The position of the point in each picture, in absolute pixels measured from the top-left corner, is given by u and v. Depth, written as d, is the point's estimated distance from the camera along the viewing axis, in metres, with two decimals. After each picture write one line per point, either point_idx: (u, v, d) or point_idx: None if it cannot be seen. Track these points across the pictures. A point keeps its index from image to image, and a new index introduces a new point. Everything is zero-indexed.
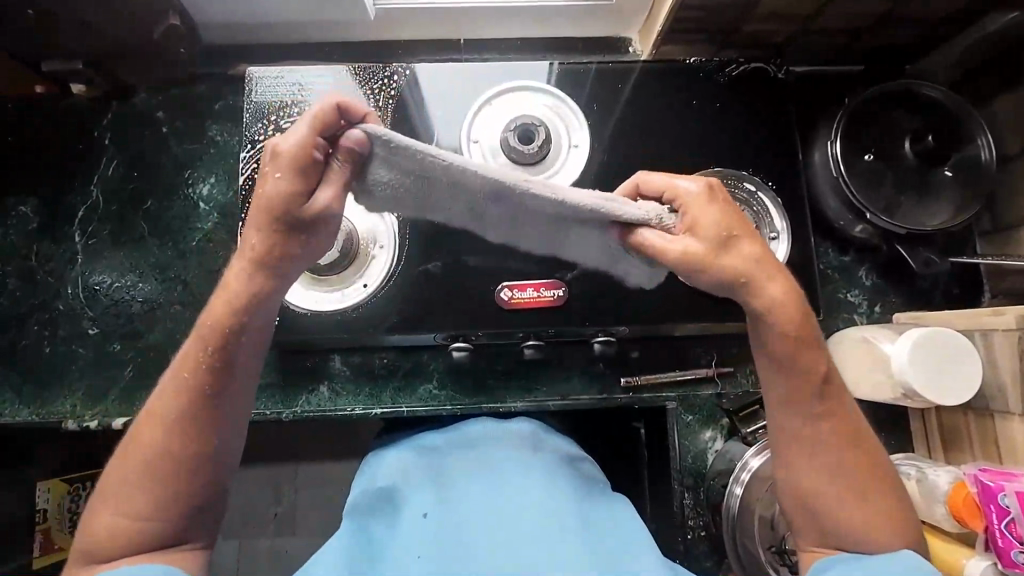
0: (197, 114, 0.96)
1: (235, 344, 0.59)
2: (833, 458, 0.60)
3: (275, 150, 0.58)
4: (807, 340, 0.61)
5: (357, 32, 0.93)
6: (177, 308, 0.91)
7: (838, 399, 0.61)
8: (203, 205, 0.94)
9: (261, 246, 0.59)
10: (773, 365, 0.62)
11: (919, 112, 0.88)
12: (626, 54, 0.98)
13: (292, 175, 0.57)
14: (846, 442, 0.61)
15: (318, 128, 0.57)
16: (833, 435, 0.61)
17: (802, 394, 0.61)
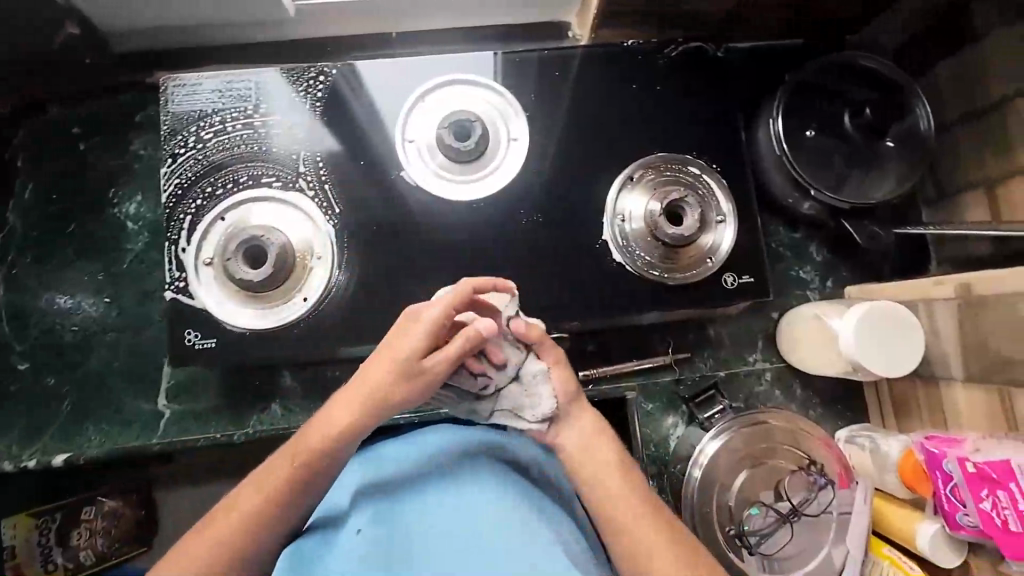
0: (117, 128, 0.90)
1: (326, 465, 0.67)
2: (658, 555, 0.63)
3: (411, 316, 0.70)
4: (622, 465, 0.70)
5: (282, 30, 0.88)
6: (113, 334, 0.86)
7: (645, 500, 0.67)
8: (131, 224, 0.89)
9: (374, 392, 0.67)
10: (574, 469, 0.70)
11: (860, 84, 0.87)
12: (566, 39, 0.95)
13: (443, 335, 0.68)
14: (667, 538, 0.64)
15: (455, 303, 0.69)
16: (655, 531, 0.65)
17: (616, 496, 0.67)
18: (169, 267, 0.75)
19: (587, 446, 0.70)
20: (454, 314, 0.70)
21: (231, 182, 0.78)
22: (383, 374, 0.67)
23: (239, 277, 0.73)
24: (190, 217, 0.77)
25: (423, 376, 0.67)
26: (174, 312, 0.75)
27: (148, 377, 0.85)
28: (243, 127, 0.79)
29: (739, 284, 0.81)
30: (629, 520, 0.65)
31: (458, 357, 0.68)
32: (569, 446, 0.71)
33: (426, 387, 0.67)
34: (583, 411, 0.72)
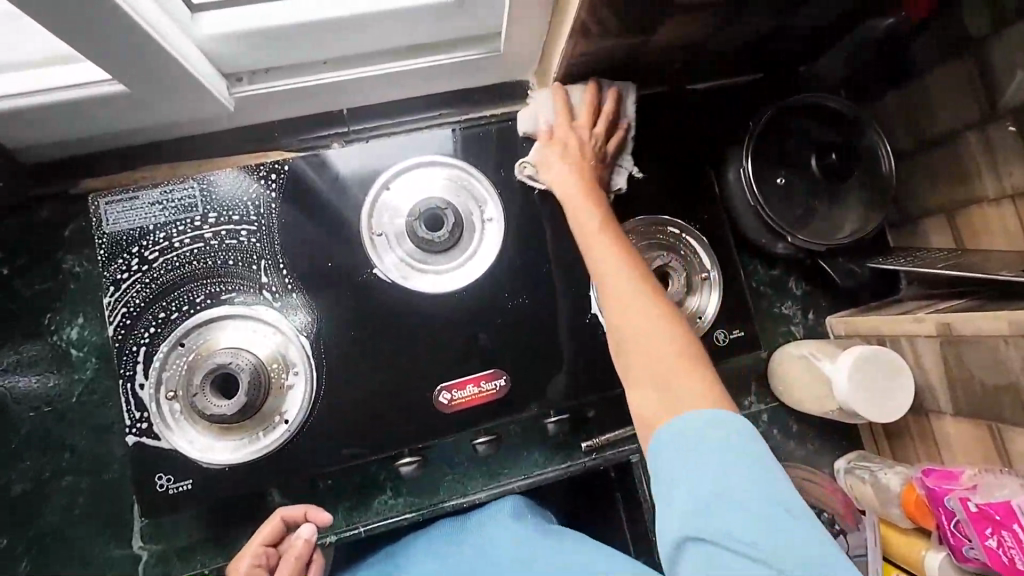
0: (45, 248, 0.81)
1: None
2: (651, 338, 0.59)
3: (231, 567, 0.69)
4: (603, 234, 0.68)
5: (221, 123, 0.81)
6: (70, 479, 0.77)
7: (641, 283, 0.63)
8: (76, 351, 0.80)
9: None
10: (575, 220, 0.71)
11: (821, 123, 0.89)
12: (526, 99, 0.92)
13: (255, 570, 0.69)
14: (663, 328, 0.59)
15: (264, 539, 0.71)
16: (653, 319, 0.60)
17: (618, 294, 0.63)
18: (127, 408, 0.68)
19: (597, 246, 0.67)
20: (269, 549, 0.71)
21: (187, 304, 0.71)
22: None
23: (210, 411, 0.67)
24: (144, 348, 0.69)
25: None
26: (140, 458, 0.68)
27: (118, 521, 0.77)
28: (192, 241, 0.72)
29: (731, 340, 0.80)
30: (597, 260, 0.67)
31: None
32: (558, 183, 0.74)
33: None
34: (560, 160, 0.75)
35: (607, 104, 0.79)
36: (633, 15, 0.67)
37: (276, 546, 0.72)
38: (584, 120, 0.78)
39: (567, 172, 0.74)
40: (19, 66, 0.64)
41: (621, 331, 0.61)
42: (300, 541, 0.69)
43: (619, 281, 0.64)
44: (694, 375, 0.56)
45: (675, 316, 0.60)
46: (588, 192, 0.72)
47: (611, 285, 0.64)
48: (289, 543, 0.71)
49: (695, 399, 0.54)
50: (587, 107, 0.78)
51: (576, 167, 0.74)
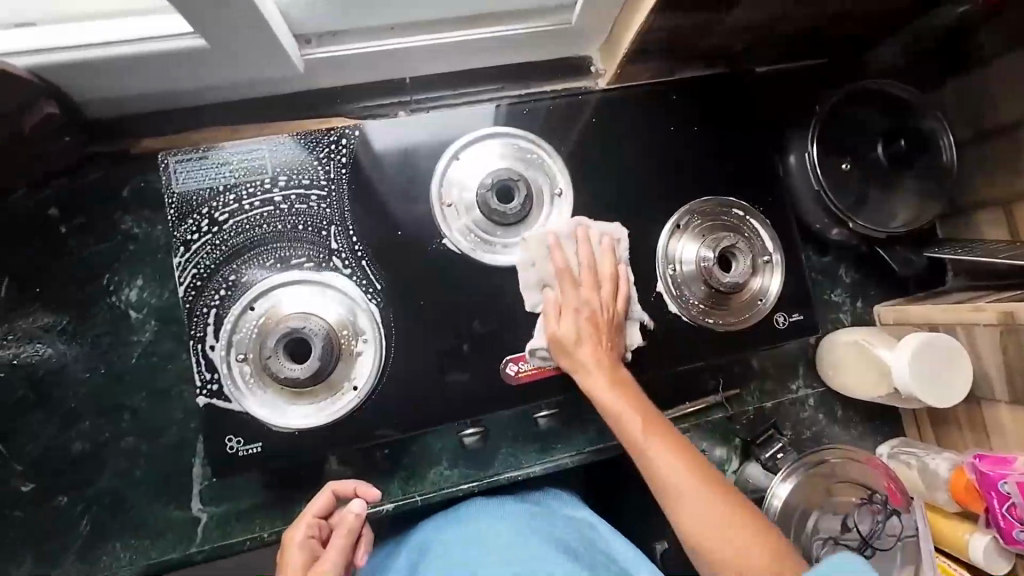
0: (102, 206, 0.79)
1: None
2: (719, 552, 0.60)
3: (287, 534, 0.71)
4: (651, 426, 0.67)
5: (286, 85, 0.79)
6: (130, 440, 0.77)
7: (690, 469, 0.64)
8: (135, 313, 0.79)
9: None
10: (618, 427, 0.68)
11: (884, 111, 0.88)
12: (588, 75, 0.92)
13: (308, 543, 0.71)
14: (716, 508, 0.61)
15: (317, 512, 0.73)
16: (714, 511, 0.61)
17: (660, 478, 0.64)
18: (197, 368, 0.68)
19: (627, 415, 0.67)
20: (321, 521, 0.73)
21: (258, 267, 0.70)
22: None
23: (283, 375, 0.67)
24: (215, 310, 0.69)
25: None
26: (210, 419, 0.68)
27: (177, 482, 0.77)
28: (262, 204, 0.71)
29: (790, 323, 0.81)
30: (650, 457, 0.65)
31: (338, 554, 0.69)
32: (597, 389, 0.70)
33: None
34: (595, 345, 0.71)
35: (605, 259, 0.76)
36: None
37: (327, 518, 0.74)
38: (587, 280, 0.73)
39: (597, 353, 0.70)
40: (99, 18, 0.62)
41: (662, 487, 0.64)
42: (351, 515, 0.70)
43: (678, 474, 0.64)
44: (738, 513, 0.61)
45: (707, 471, 0.64)
46: (610, 354, 0.71)
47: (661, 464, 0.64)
48: (339, 516, 0.73)
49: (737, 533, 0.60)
50: (591, 273, 0.74)
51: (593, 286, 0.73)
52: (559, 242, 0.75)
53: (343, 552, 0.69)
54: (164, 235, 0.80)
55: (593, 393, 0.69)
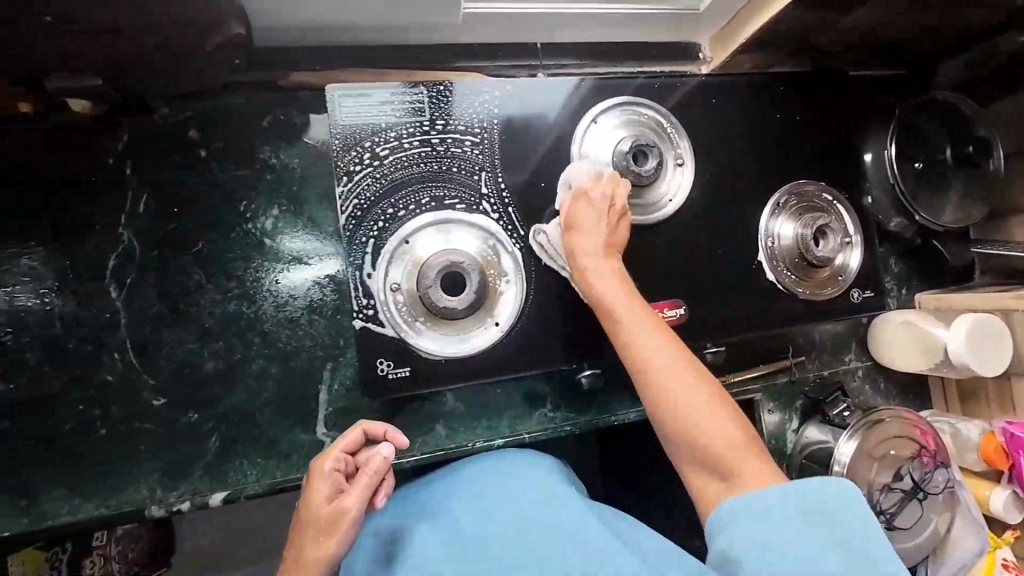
0: (243, 134, 0.81)
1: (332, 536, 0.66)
2: (698, 421, 0.62)
3: (313, 463, 0.70)
4: (636, 300, 0.69)
5: (433, 35, 0.83)
6: (260, 363, 0.80)
7: (685, 362, 0.65)
8: (269, 240, 0.81)
9: (302, 529, 0.67)
10: (599, 292, 0.70)
11: (953, 120, 0.99)
12: (696, 60, 0.99)
13: (334, 475, 0.69)
14: (704, 400, 0.63)
15: (347, 447, 0.71)
16: (695, 385, 0.64)
17: (658, 374, 0.64)
18: (356, 294, 0.72)
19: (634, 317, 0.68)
20: (349, 457, 0.71)
21: (415, 203, 0.74)
22: (304, 523, 0.67)
23: (440, 305, 0.72)
24: (373, 240, 0.73)
25: (335, 517, 0.66)
26: (365, 342, 0.72)
27: (303, 407, 0.81)
28: (419, 143, 0.75)
29: (863, 299, 0.92)
30: (639, 340, 0.66)
31: (363, 492, 0.67)
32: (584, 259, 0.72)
33: (341, 529, 0.66)
34: (594, 218, 0.73)
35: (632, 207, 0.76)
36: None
37: (357, 454, 0.72)
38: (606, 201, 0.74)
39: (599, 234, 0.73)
40: None
41: (667, 412, 0.64)
42: (378, 457, 0.69)
43: (659, 344, 0.65)
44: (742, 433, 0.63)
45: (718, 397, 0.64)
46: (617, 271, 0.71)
47: (651, 359, 0.65)
48: (368, 456, 0.71)
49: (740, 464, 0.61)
50: (610, 206, 0.74)
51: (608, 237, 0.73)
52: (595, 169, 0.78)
53: (367, 493, 0.67)
54: (301, 168, 0.82)
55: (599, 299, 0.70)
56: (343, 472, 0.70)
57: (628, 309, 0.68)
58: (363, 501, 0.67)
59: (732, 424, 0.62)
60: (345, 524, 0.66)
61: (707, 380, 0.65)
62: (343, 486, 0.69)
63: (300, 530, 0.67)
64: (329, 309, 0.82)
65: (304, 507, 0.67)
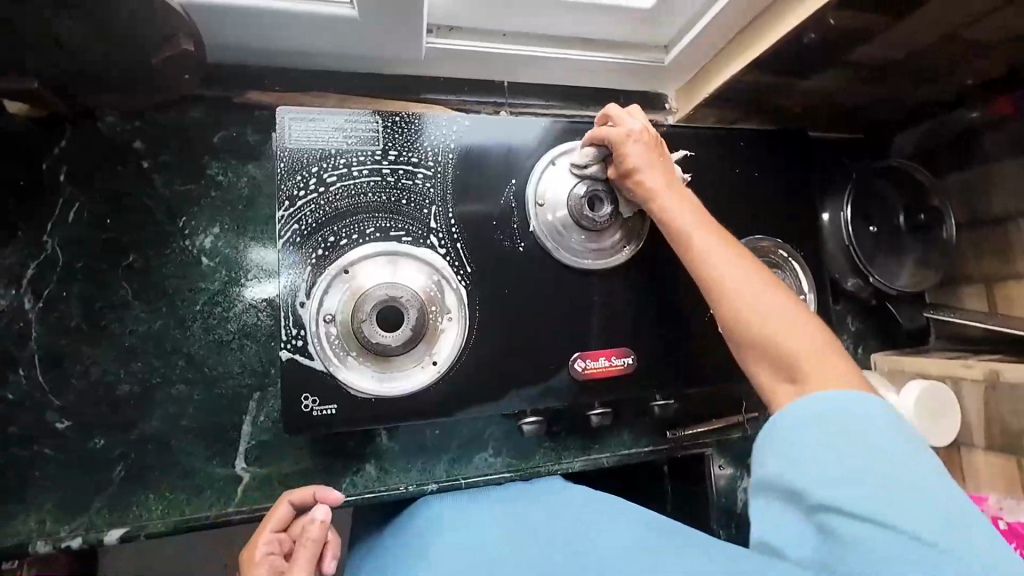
0: (190, 148, 0.78)
1: None
2: (777, 326, 0.62)
3: (245, 556, 0.65)
4: (703, 216, 0.73)
5: (399, 66, 0.83)
6: (182, 388, 0.75)
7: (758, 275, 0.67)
8: (207, 260, 0.78)
9: None
10: (666, 209, 0.73)
11: (906, 187, 1.02)
12: (662, 110, 1.01)
13: (269, 559, 0.65)
14: (779, 306, 0.64)
15: (277, 524, 0.68)
16: (767, 298, 0.65)
17: (716, 279, 0.67)
18: (285, 323, 0.68)
19: (688, 219, 0.72)
20: (282, 534, 0.67)
21: (358, 233, 0.72)
22: None
23: (373, 340, 0.69)
24: (310, 268, 0.70)
25: None
26: (290, 376, 0.68)
27: (225, 437, 0.76)
28: (369, 173, 0.73)
29: None
30: (701, 249, 0.70)
31: (303, 568, 0.63)
32: (653, 173, 0.75)
33: None
34: (639, 135, 0.76)
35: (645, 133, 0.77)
36: (803, 50, 0.78)
37: (290, 530, 0.69)
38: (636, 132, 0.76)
39: (646, 154, 0.75)
40: None
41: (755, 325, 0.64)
42: (313, 523, 0.65)
43: (723, 257, 0.68)
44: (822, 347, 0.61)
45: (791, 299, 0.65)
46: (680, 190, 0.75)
47: (710, 268, 0.68)
48: (302, 524, 0.67)
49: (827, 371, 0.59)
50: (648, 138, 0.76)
51: (654, 159, 0.75)
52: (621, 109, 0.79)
53: (309, 565, 0.63)
54: (249, 187, 0.80)
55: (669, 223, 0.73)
56: (280, 553, 0.66)
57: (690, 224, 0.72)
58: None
59: (811, 333, 0.62)
60: None
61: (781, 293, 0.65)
62: (283, 567, 0.65)
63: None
64: (264, 335, 0.78)
65: None
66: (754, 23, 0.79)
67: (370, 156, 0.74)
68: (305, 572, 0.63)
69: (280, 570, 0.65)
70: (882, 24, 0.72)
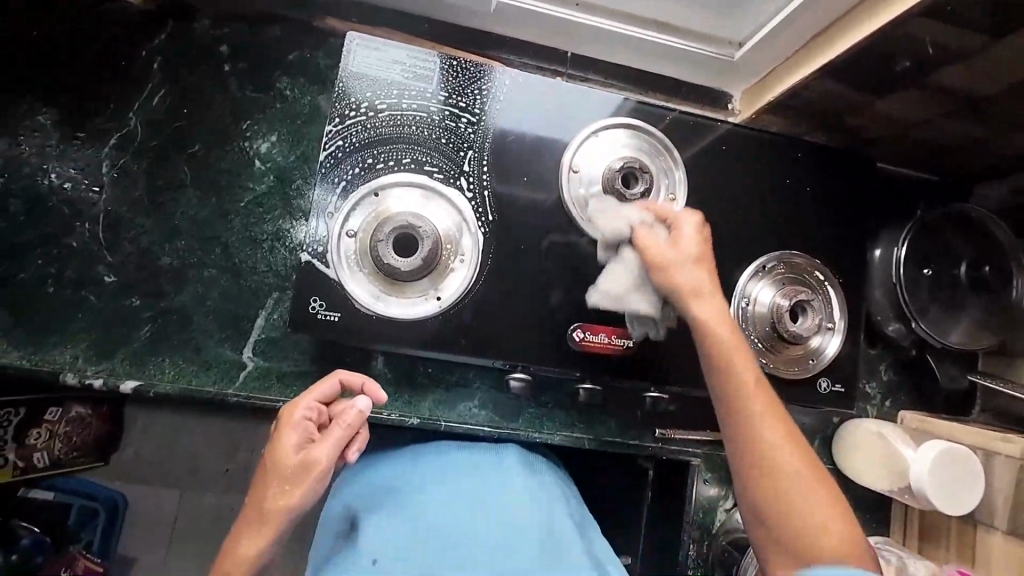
0: (266, 61, 0.85)
1: (298, 478, 0.65)
2: (807, 502, 0.64)
3: (285, 412, 0.69)
4: (747, 356, 0.71)
5: (470, 17, 0.86)
6: (212, 272, 0.82)
7: (790, 431, 0.68)
8: (259, 163, 0.84)
9: (270, 469, 0.66)
10: (725, 376, 0.70)
11: (978, 238, 0.93)
12: (724, 110, 0.98)
13: (303, 425, 0.68)
14: (804, 467, 0.65)
15: (321, 397, 0.72)
16: (794, 456, 0.66)
17: (765, 434, 0.67)
18: (311, 229, 0.73)
19: (744, 393, 0.68)
20: (322, 407, 0.72)
21: (394, 161, 0.76)
22: (270, 470, 0.66)
23: (385, 261, 0.72)
24: (345, 183, 0.75)
25: (303, 465, 0.66)
26: (304, 278, 0.73)
27: (238, 325, 0.82)
28: (417, 108, 0.77)
29: (830, 391, 0.86)
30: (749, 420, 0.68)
31: (335, 442, 0.68)
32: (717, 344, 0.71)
33: (316, 478, 0.66)
34: (692, 246, 0.75)
35: (687, 245, 0.75)
36: (878, 62, 0.74)
37: (327, 406, 0.73)
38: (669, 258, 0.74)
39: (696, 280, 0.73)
40: None
41: (770, 485, 0.65)
42: (354, 410, 0.70)
43: (766, 411, 0.68)
44: (838, 514, 0.64)
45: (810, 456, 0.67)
46: (734, 328, 0.72)
47: (762, 431, 0.67)
48: (342, 407, 0.72)
49: (817, 514, 0.64)
50: (706, 281, 0.74)
51: (720, 312, 0.73)
52: (668, 224, 0.77)
53: (339, 444, 0.68)
54: (310, 106, 0.86)
55: (720, 362, 0.70)
56: (311, 424, 0.70)
57: (743, 379, 0.69)
58: (335, 452, 0.67)
59: (822, 501, 0.64)
60: (314, 474, 0.66)
61: (806, 452, 0.67)
62: (310, 436, 0.69)
63: (263, 478, 0.66)
64: (293, 241, 0.84)
65: (280, 452, 0.66)
66: (837, 23, 0.76)
67: (422, 94, 0.77)
68: (334, 448, 0.67)
69: (308, 438, 0.69)
70: (972, 44, 0.67)
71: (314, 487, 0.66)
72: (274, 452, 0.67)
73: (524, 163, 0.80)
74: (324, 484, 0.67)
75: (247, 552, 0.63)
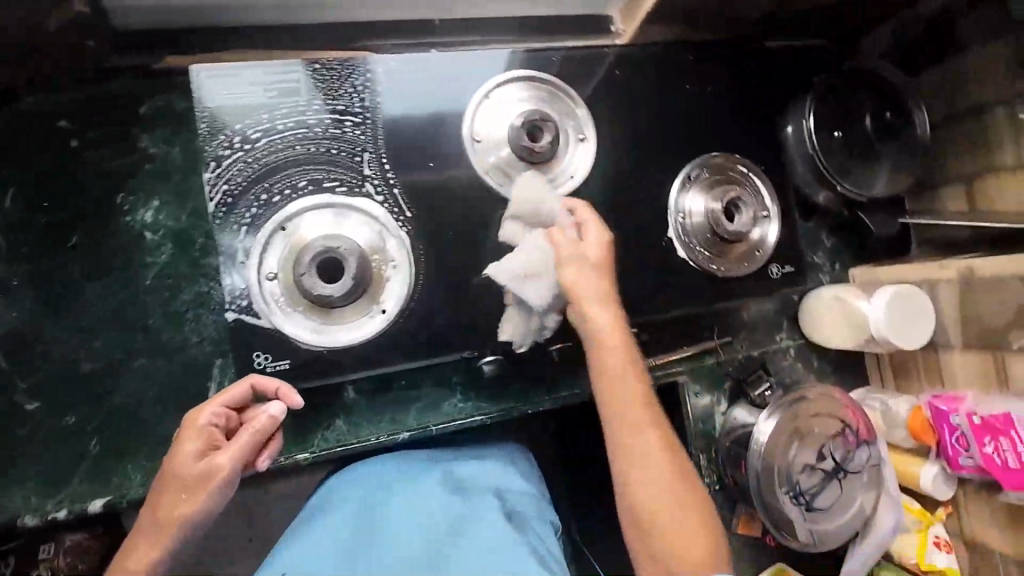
0: (116, 122, 0.77)
1: (196, 492, 0.60)
2: (660, 503, 0.62)
3: (189, 416, 0.63)
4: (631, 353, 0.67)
5: (320, 12, 0.80)
6: (143, 361, 0.76)
7: (659, 436, 0.64)
8: (150, 234, 0.77)
9: (166, 478, 0.61)
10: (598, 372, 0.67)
11: (875, 88, 0.96)
12: (608, 34, 0.92)
13: (204, 433, 0.62)
14: (664, 472, 0.63)
15: (228, 401, 0.65)
16: (661, 456, 0.63)
17: (628, 417, 0.64)
18: (227, 285, 0.69)
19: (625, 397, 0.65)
20: (231, 411, 0.65)
21: (290, 188, 0.71)
22: (167, 481, 0.60)
23: (316, 292, 0.69)
24: (246, 227, 0.70)
25: (204, 475, 0.60)
26: (238, 336, 0.69)
27: (190, 404, 0.77)
28: (295, 125, 0.72)
29: (782, 274, 0.89)
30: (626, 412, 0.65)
31: (240, 451, 0.62)
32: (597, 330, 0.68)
33: (214, 491, 0.60)
34: (606, 230, 0.72)
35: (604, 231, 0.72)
36: None
37: (240, 412, 0.67)
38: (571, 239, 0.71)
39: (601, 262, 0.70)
40: None
41: (634, 495, 0.62)
42: (264, 415, 0.63)
43: (634, 406, 0.65)
44: (701, 521, 0.62)
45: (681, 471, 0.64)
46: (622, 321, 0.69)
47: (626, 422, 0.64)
48: (253, 412, 0.66)
49: (692, 534, 0.61)
50: (602, 250, 0.71)
51: (604, 285, 0.70)
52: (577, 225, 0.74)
53: (246, 451, 0.62)
54: (183, 156, 0.79)
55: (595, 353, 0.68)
56: (218, 429, 0.64)
57: (627, 378, 0.66)
58: (240, 460, 0.61)
59: (695, 514, 0.62)
60: (215, 485, 0.60)
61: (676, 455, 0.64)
62: (217, 444, 0.63)
63: (161, 484, 0.61)
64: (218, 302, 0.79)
65: (174, 462, 0.61)
66: None
67: (296, 109, 0.72)
68: (239, 456, 0.62)
69: (213, 445, 0.63)
70: None
71: (214, 499, 0.60)
72: (171, 463, 0.61)
73: (425, 147, 0.76)
74: (227, 493, 0.61)
75: (139, 566, 0.59)
